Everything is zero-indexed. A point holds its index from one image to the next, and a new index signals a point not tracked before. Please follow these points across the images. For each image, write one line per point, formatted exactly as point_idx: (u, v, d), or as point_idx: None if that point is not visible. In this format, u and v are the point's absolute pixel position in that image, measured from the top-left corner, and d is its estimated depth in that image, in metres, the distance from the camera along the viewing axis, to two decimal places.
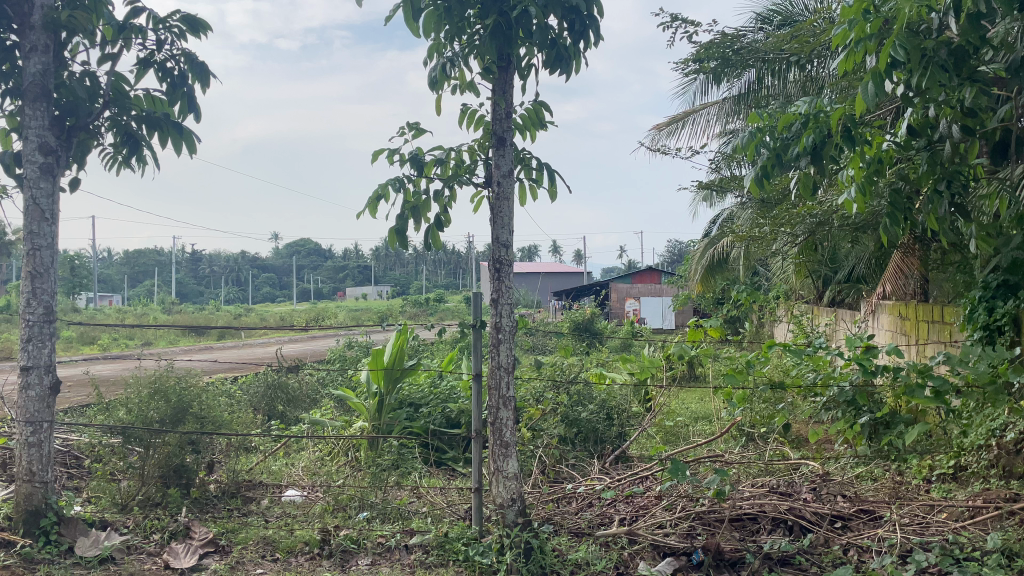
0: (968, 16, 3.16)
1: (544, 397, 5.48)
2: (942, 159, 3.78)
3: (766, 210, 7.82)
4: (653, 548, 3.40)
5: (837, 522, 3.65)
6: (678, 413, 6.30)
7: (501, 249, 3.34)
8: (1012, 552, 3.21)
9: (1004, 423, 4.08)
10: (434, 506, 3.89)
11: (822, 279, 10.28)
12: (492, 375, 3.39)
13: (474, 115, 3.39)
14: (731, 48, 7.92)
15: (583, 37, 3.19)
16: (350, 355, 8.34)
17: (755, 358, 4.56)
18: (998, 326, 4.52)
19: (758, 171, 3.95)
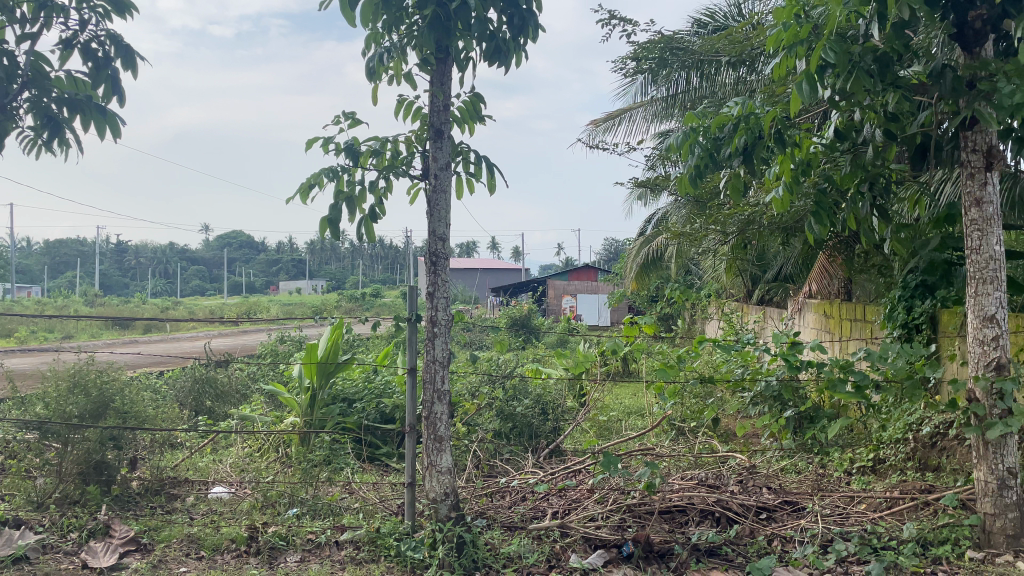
0: (893, 24, 3.26)
1: (479, 392, 5.47)
2: (865, 162, 3.94)
3: (700, 209, 8.00)
4: (584, 541, 3.44)
5: (762, 513, 3.74)
6: (612, 408, 6.39)
7: (437, 243, 3.31)
8: (926, 541, 3.36)
9: (919, 417, 4.31)
10: (367, 501, 3.84)
11: (752, 278, 10.57)
12: (427, 369, 3.36)
13: (412, 107, 3.34)
14: (669, 50, 8.16)
15: (523, 32, 3.19)
16: (283, 349, 8.19)
17: (686, 353, 4.66)
18: (916, 325, 4.71)
19: (692, 170, 4.03)
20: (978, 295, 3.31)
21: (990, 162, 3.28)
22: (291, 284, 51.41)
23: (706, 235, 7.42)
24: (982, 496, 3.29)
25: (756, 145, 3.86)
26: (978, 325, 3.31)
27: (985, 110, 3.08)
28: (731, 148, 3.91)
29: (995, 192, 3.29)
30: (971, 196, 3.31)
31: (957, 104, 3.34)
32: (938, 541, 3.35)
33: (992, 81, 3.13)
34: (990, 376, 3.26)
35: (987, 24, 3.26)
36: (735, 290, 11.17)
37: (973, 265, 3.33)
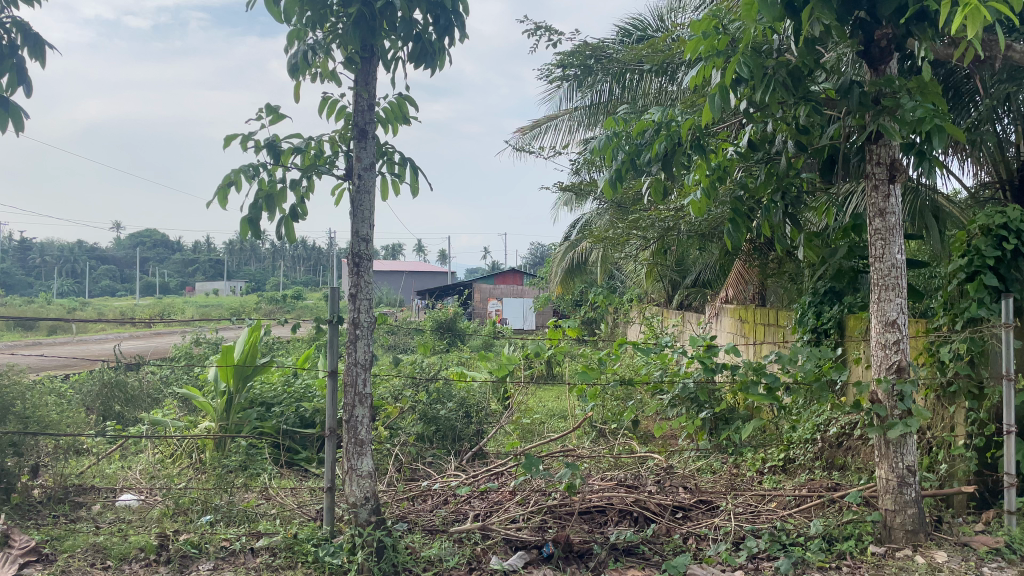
0: (806, 40, 3.38)
1: (402, 395, 5.44)
2: (778, 172, 4.11)
3: (623, 214, 8.17)
4: (505, 543, 3.45)
5: (678, 512, 3.83)
6: (535, 410, 6.44)
7: (360, 244, 3.27)
8: (832, 537, 3.51)
9: (826, 418, 4.50)
10: (284, 507, 3.77)
11: (671, 284, 10.85)
12: (348, 372, 3.32)
13: (336, 106, 3.30)
14: (593, 57, 8.34)
15: (448, 33, 3.19)
16: (197, 352, 7.96)
17: (606, 356, 4.76)
18: (824, 329, 4.94)
19: (613, 173, 4.10)
20: (881, 301, 3.47)
21: (892, 174, 3.44)
22: (209, 285, 49.93)
23: (628, 241, 7.58)
24: (883, 493, 3.45)
25: (675, 151, 3.96)
26: (881, 330, 3.47)
27: (888, 125, 3.24)
28: (650, 154, 4.00)
29: (897, 203, 3.46)
30: (876, 207, 3.48)
31: (864, 118, 3.50)
32: (843, 537, 3.50)
33: (895, 98, 3.30)
34: (892, 378, 3.43)
35: (891, 43, 3.44)
36: (656, 295, 11.45)
37: (877, 272, 3.49)
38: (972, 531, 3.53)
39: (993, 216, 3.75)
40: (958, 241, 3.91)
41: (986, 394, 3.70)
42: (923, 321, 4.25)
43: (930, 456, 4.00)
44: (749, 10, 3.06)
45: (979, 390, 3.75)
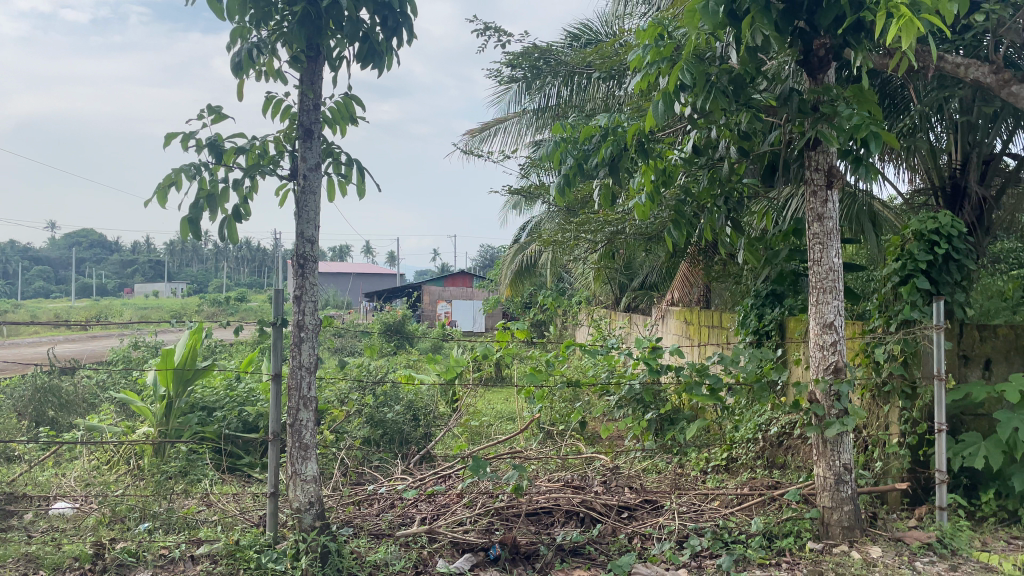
0: (747, 48, 3.46)
1: (348, 399, 5.39)
2: (722, 177, 4.20)
3: (571, 217, 8.24)
4: (452, 546, 3.43)
5: (623, 512, 3.87)
6: (484, 413, 6.45)
7: (305, 245, 3.23)
8: (771, 534, 3.59)
9: (768, 418, 4.61)
10: (225, 514, 3.69)
11: (619, 287, 10.97)
12: (293, 375, 3.26)
13: (281, 105, 3.25)
14: (542, 60, 8.33)
15: (396, 34, 3.18)
16: (136, 356, 7.75)
17: (553, 358, 4.80)
18: (766, 331, 5.07)
19: (561, 177, 4.13)
20: (819, 303, 3.56)
21: (830, 180, 3.54)
22: (151, 287, 48.66)
23: (576, 244, 7.64)
24: (821, 490, 3.54)
25: (621, 156, 4.00)
26: (818, 331, 3.57)
27: (826, 131, 3.33)
28: (597, 159, 4.05)
29: (835, 208, 3.56)
30: (814, 212, 3.58)
31: (803, 125, 3.59)
32: (783, 534, 3.58)
33: (832, 105, 3.39)
34: (829, 378, 3.52)
35: (829, 53, 3.54)
36: (604, 297, 11.57)
37: (815, 275, 3.59)
38: (905, 527, 3.64)
39: (926, 221, 3.89)
40: (893, 245, 4.05)
41: (918, 393, 3.83)
42: (859, 323, 4.38)
43: (866, 454, 4.12)
44: (692, 17, 3.12)
45: (912, 389, 3.88)
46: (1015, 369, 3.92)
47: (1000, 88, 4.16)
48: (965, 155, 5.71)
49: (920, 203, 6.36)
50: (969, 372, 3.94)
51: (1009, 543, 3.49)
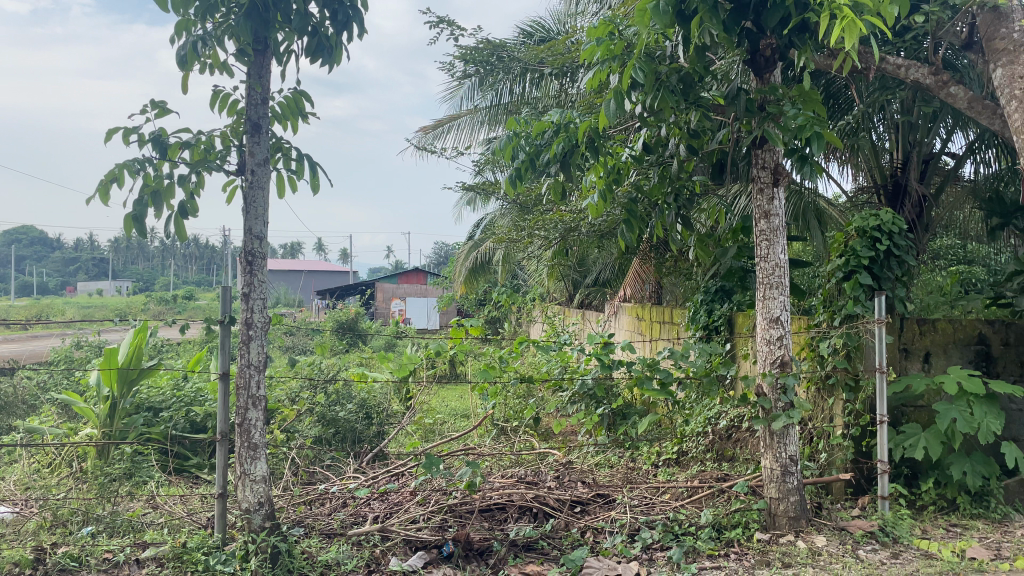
0: (695, 48, 3.50)
1: (298, 397, 5.39)
2: (672, 175, 4.26)
3: (524, 214, 8.25)
4: (404, 544, 3.41)
5: (576, 506, 3.90)
6: (438, 410, 6.43)
7: (254, 241, 3.17)
8: (720, 526, 3.65)
9: (717, 412, 4.69)
10: (172, 516, 3.62)
11: (572, 283, 11.04)
12: (241, 374, 3.20)
13: (228, 99, 3.18)
14: (495, 55, 8.39)
15: (346, 28, 3.14)
16: (78, 356, 7.54)
17: (507, 354, 4.81)
18: (715, 326, 5.15)
19: (513, 174, 4.11)
20: (766, 298, 3.63)
21: (776, 178, 3.61)
22: (95, 285, 47.37)
23: (530, 241, 7.66)
24: (768, 482, 3.61)
25: (572, 153, 4.02)
26: (766, 326, 3.64)
27: (772, 130, 3.39)
28: (550, 156, 4.06)
29: (781, 206, 3.63)
30: (761, 209, 3.64)
31: (750, 123, 3.65)
32: (731, 526, 3.64)
33: (778, 105, 3.46)
34: (775, 372, 3.59)
35: (775, 53, 3.60)
36: (558, 294, 11.63)
37: (762, 271, 3.65)
38: (849, 516, 3.74)
39: (868, 218, 4.00)
40: (837, 242, 4.15)
41: (861, 385, 3.93)
42: (804, 318, 4.48)
43: (811, 446, 4.22)
44: (642, 15, 3.14)
45: (855, 382, 3.98)
46: (953, 362, 4.06)
47: (939, 90, 4.30)
48: (906, 155, 5.87)
49: (864, 201, 6.53)
50: (910, 365, 4.05)
51: (947, 531, 3.61)
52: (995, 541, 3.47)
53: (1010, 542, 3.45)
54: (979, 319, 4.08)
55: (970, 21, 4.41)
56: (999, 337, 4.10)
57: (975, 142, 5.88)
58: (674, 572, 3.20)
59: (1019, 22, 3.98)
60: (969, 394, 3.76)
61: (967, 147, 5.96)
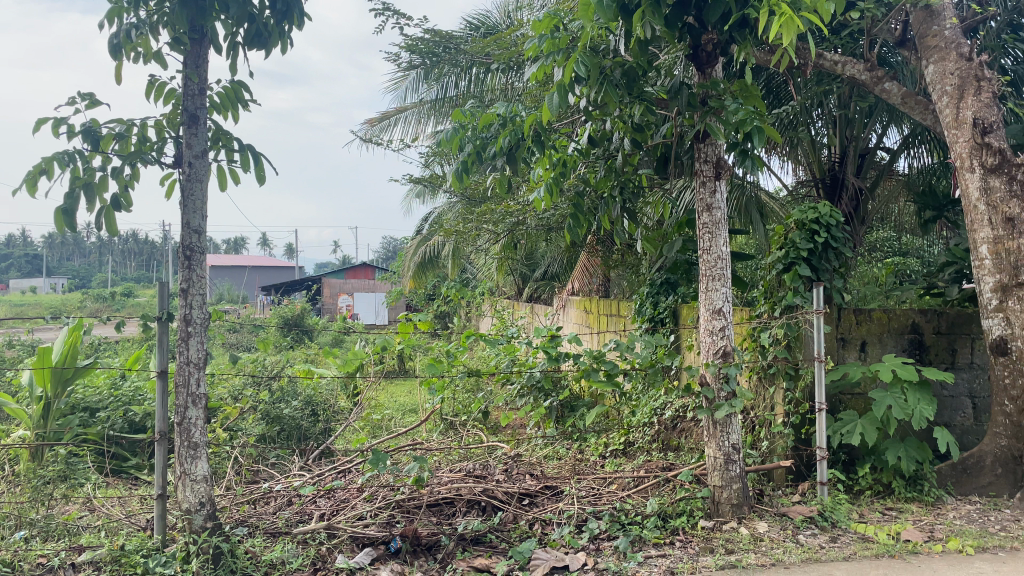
0: (638, 42, 3.51)
1: (243, 395, 5.23)
2: (616, 168, 4.30)
3: (472, 207, 8.22)
4: (351, 541, 3.37)
5: (524, 499, 3.90)
6: (386, 406, 6.39)
7: (192, 236, 3.07)
8: (666, 514, 3.70)
9: (662, 403, 4.75)
10: (109, 518, 3.51)
11: (520, 277, 11.08)
12: (180, 372, 3.10)
13: (164, 89, 3.08)
14: (441, 47, 8.33)
15: (287, 18, 3.08)
16: (9, 356, 7.25)
17: (454, 349, 4.79)
18: (661, 319, 5.22)
19: (459, 167, 4.09)
20: (709, 290, 3.68)
21: (718, 172, 3.64)
22: (28, 283, 45.72)
23: (477, 234, 7.65)
24: (712, 470, 3.67)
25: (518, 147, 4.02)
26: (708, 317, 3.68)
27: (714, 125, 3.44)
28: (495, 149, 4.05)
29: (722, 199, 3.67)
30: (703, 202, 3.68)
31: (692, 117, 3.69)
32: (676, 514, 3.69)
33: (720, 99, 3.50)
34: (718, 362, 3.64)
35: (717, 48, 3.63)
36: (507, 288, 11.66)
37: (705, 263, 3.70)
38: (789, 502, 3.82)
39: (807, 211, 4.10)
40: (777, 234, 4.24)
41: (800, 374, 4.03)
42: (746, 310, 4.56)
43: (753, 434, 4.31)
44: (586, 9, 3.15)
45: (794, 371, 4.07)
46: (888, 350, 4.19)
47: (873, 85, 4.43)
48: (843, 149, 6.02)
49: (803, 194, 6.68)
50: (847, 354, 4.17)
51: (883, 514, 3.72)
52: (928, 523, 3.60)
53: (942, 524, 3.57)
54: (913, 308, 4.22)
55: (903, 19, 4.54)
56: (931, 326, 4.23)
57: (908, 137, 6.05)
58: (621, 561, 3.23)
59: (949, 20, 4.11)
60: (903, 381, 3.88)
61: (901, 142, 6.14)
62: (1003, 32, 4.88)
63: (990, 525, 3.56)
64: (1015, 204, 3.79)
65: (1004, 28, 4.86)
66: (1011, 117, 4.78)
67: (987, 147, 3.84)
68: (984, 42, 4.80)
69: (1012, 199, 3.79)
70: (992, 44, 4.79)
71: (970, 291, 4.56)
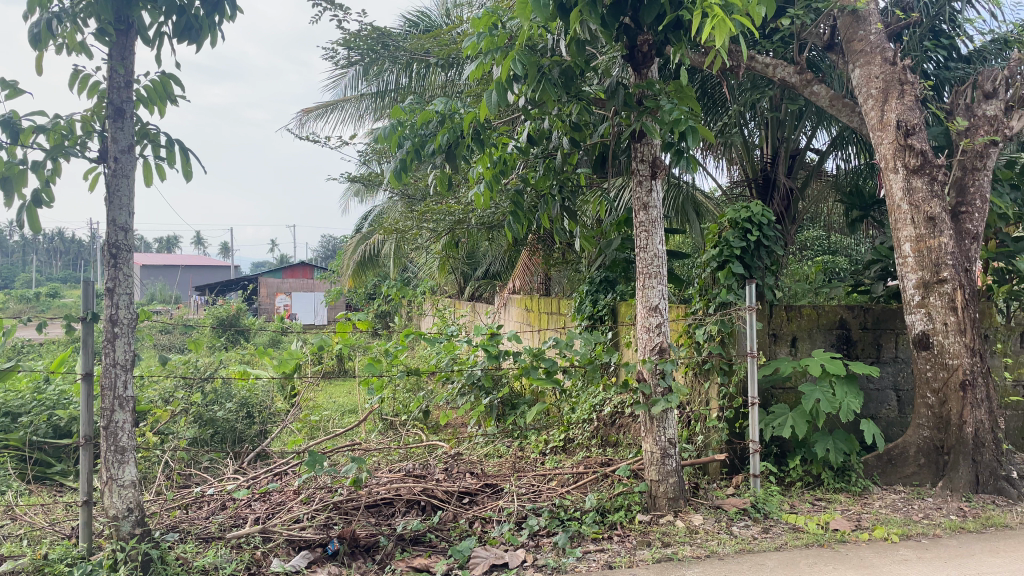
0: (576, 41, 3.52)
1: (173, 398, 4.95)
2: (555, 167, 4.33)
3: (412, 205, 8.16)
4: (287, 544, 3.30)
5: (464, 497, 3.89)
6: (325, 407, 6.30)
7: (118, 233, 2.96)
8: (604, 509, 3.73)
9: (602, 399, 4.80)
10: (32, 527, 3.37)
11: (463, 276, 11.07)
12: (106, 374, 2.98)
13: (87, 81, 2.96)
14: (380, 44, 8.07)
15: (217, 10, 3.01)
16: None
17: (393, 347, 4.75)
18: (600, 316, 5.27)
19: (398, 164, 4.04)
20: (646, 287, 3.71)
21: (654, 171, 3.68)
22: None
23: (418, 233, 7.60)
24: (650, 465, 3.71)
25: (457, 144, 4.00)
26: (645, 314, 3.72)
27: (650, 124, 3.48)
28: (434, 146, 4.03)
29: (659, 197, 3.71)
30: (640, 201, 3.71)
31: (630, 117, 3.72)
32: (614, 509, 3.73)
33: (655, 99, 3.54)
34: (654, 358, 3.68)
35: (652, 49, 3.66)
36: (450, 286, 11.63)
37: (642, 261, 3.73)
38: (724, 494, 3.90)
39: (740, 210, 4.19)
40: (711, 233, 4.33)
41: (734, 369, 4.11)
42: (682, 306, 4.64)
43: (689, 429, 4.39)
44: (523, 7, 3.14)
45: (728, 366, 4.16)
46: (817, 346, 4.31)
47: (803, 88, 4.57)
48: (775, 149, 6.16)
49: (738, 194, 6.82)
50: (779, 349, 4.27)
51: (813, 505, 3.83)
52: (856, 512, 3.72)
53: (869, 513, 3.70)
54: (841, 305, 4.35)
55: (831, 23, 4.68)
56: (858, 322, 4.37)
57: (837, 139, 6.24)
58: (560, 557, 3.24)
59: (874, 25, 4.25)
60: (832, 375, 4.00)
61: (830, 143, 6.33)
62: (925, 38, 5.06)
63: (914, 513, 3.70)
64: (936, 204, 3.94)
65: (926, 34, 5.04)
66: (933, 120, 4.97)
67: (910, 149, 3.99)
68: (907, 48, 4.98)
69: (932, 199, 3.94)
70: (914, 50, 4.97)
71: (895, 288, 4.73)
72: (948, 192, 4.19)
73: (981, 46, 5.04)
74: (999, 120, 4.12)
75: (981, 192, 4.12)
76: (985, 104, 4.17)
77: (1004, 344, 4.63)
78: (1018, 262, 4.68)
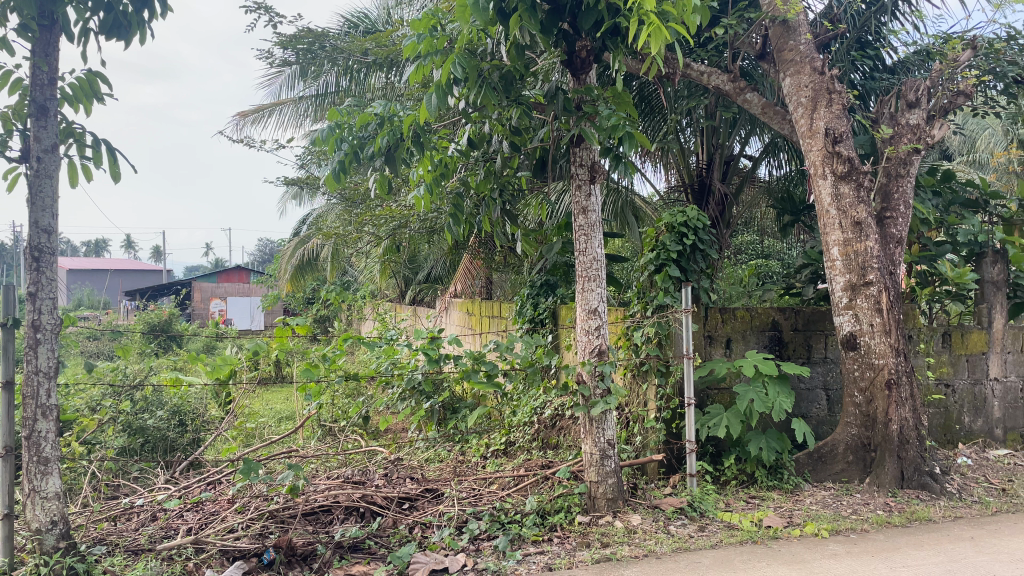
0: (516, 46, 3.53)
1: (101, 406, 4.67)
2: (495, 170, 4.34)
3: (351, 208, 8.06)
4: (221, 554, 3.22)
5: (404, 503, 3.85)
6: (260, 414, 6.18)
7: (41, 235, 2.85)
8: (544, 511, 3.74)
9: (542, 402, 4.81)
10: None
11: (403, 280, 10.99)
12: (27, 382, 2.85)
13: (9, 78, 2.85)
14: (317, 46, 7.97)
15: (147, 7, 2.93)
16: None
17: (331, 351, 4.68)
18: (540, 319, 5.30)
19: (337, 167, 3.97)
20: (585, 290, 3.74)
21: (593, 176, 3.72)
22: None
23: (358, 236, 7.52)
24: (589, 466, 3.74)
25: (397, 146, 3.97)
26: (584, 317, 3.75)
27: (589, 130, 3.51)
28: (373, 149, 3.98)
29: (597, 201, 3.74)
30: (580, 205, 3.74)
31: (568, 122, 3.75)
32: (554, 510, 3.75)
33: (593, 106, 3.58)
34: (593, 360, 3.72)
35: (591, 55, 3.68)
36: (391, 290, 11.54)
37: (581, 264, 3.76)
38: (662, 494, 3.96)
39: (676, 215, 4.27)
40: (649, 236, 4.38)
41: (670, 370, 4.18)
42: (621, 309, 4.69)
43: (627, 430, 4.44)
44: (462, 11, 3.13)
45: (666, 367, 4.23)
46: (750, 347, 4.42)
47: (736, 96, 4.69)
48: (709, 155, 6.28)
49: (675, 199, 6.94)
50: (714, 351, 4.37)
51: (747, 502, 3.92)
52: (788, 509, 3.81)
53: (800, 510, 3.80)
54: (773, 307, 4.46)
55: (763, 33, 4.81)
56: (789, 323, 4.50)
57: (769, 146, 6.41)
58: (500, 560, 3.24)
59: (804, 36, 4.38)
60: (765, 376, 4.09)
61: (762, 150, 6.49)
62: (852, 49, 5.24)
63: (843, 509, 3.81)
64: (862, 209, 4.08)
65: (853, 45, 5.22)
66: (860, 128, 5.15)
67: (837, 156, 4.12)
68: (835, 58, 5.15)
69: (859, 204, 4.08)
70: (842, 61, 5.15)
71: (825, 291, 4.89)
72: (874, 198, 4.35)
73: (905, 57, 5.26)
74: (920, 128, 4.28)
75: (904, 198, 4.29)
76: (908, 113, 4.34)
77: (927, 344, 4.82)
78: (939, 265, 4.88)
